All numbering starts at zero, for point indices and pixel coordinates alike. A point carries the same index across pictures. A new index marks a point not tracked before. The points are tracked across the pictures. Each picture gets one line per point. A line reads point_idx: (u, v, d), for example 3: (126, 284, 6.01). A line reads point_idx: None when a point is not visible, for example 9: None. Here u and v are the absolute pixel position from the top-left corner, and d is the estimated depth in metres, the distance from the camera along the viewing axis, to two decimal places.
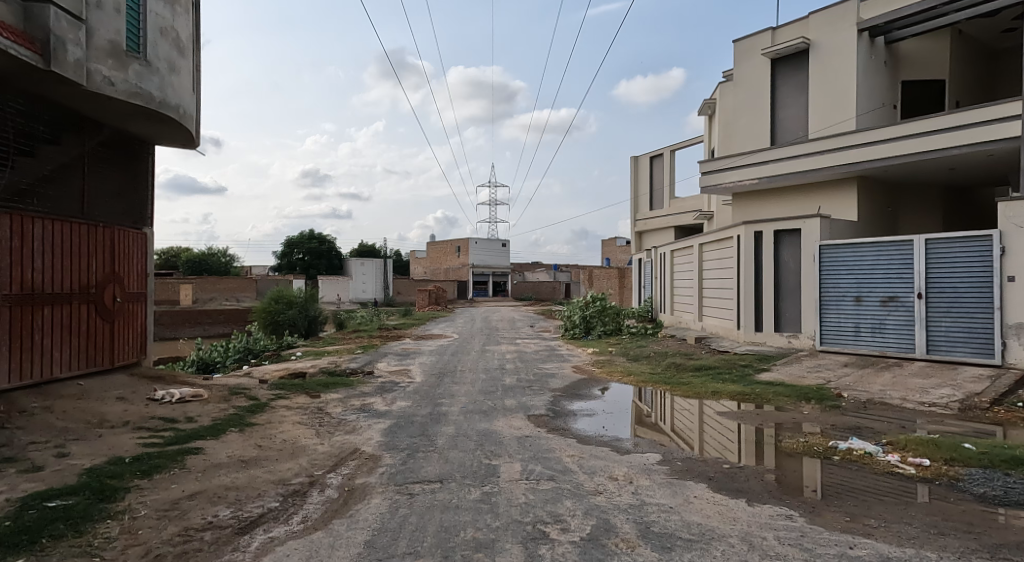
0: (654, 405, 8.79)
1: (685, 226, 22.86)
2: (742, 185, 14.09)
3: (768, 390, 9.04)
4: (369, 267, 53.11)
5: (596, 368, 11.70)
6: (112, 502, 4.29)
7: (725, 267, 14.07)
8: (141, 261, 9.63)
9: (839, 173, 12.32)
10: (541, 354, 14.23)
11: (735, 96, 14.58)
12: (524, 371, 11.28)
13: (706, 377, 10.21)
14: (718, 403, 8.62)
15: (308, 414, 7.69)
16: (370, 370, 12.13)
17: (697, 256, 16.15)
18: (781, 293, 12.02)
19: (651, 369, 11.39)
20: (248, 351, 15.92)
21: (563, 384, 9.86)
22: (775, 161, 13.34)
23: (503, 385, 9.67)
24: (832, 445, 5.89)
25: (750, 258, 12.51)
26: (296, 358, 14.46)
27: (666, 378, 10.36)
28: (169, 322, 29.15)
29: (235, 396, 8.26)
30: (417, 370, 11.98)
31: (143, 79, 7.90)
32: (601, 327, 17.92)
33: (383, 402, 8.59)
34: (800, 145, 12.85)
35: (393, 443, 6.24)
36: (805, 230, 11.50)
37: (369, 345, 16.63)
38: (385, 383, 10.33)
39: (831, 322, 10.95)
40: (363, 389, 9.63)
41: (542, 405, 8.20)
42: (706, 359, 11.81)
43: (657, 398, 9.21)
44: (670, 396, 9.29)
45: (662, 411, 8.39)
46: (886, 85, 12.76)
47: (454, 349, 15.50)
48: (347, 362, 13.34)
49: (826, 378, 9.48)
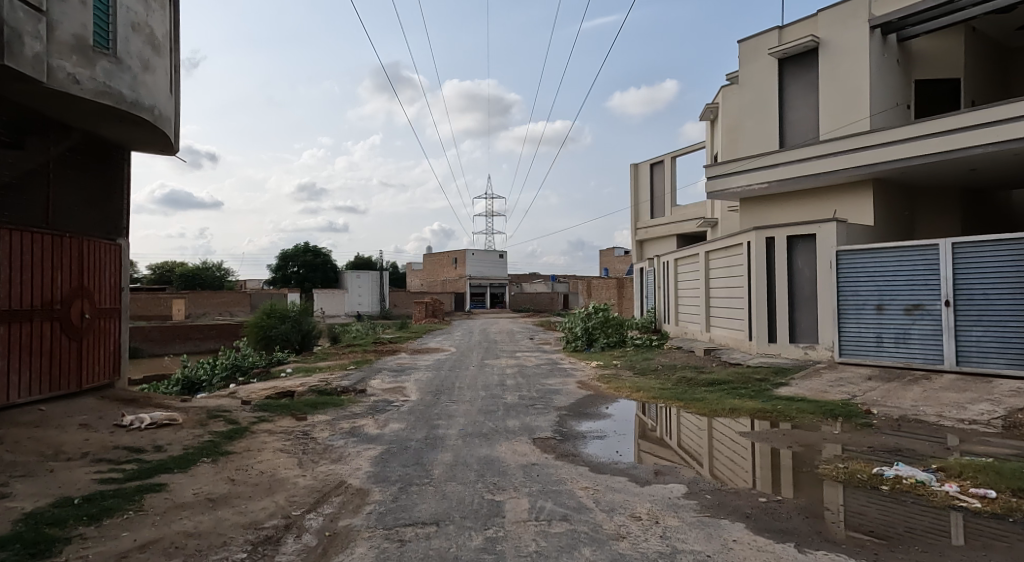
0: (668, 424, 8.12)
1: (688, 234, 22.33)
2: (750, 189, 13.58)
3: (790, 407, 8.39)
4: (365, 280, 52.44)
5: (602, 384, 11.03)
6: (45, 558, 3.60)
7: (734, 275, 13.48)
8: (114, 275, 8.98)
9: (854, 176, 11.80)
10: (543, 368, 13.55)
11: (741, 98, 14.11)
12: (526, 388, 10.59)
13: (721, 392, 9.55)
14: (738, 422, 7.95)
15: (291, 439, 6.99)
16: (363, 387, 11.42)
17: (703, 264, 15.58)
18: (796, 302, 11.41)
19: (661, 384, 10.74)
20: (236, 368, 15.20)
21: (569, 402, 9.20)
22: (784, 164, 12.84)
23: (505, 404, 8.98)
24: (877, 472, 5.23)
25: (762, 265, 11.93)
26: (285, 376, 13.75)
27: (678, 394, 9.70)
28: (159, 338, 28.40)
29: (213, 420, 7.56)
30: (412, 387, 11.28)
31: (113, 78, 7.33)
32: (604, 339, 17.27)
33: (375, 425, 7.89)
34: (811, 147, 12.35)
35: (384, 474, 5.55)
36: (820, 236, 10.93)
37: (362, 361, 15.92)
38: (378, 402, 9.63)
39: (851, 332, 10.35)
40: (354, 410, 8.95)
41: (548, 426, 7.53)
42: (719, 372, 11.15)
43: (669, 416, 8.54)
44: (684, 413, 8.62)
45: (676, 431, 7.72)
46: (899, 84, 12.29)
47: (451, 364, 14.82)
48: (339, 379, 12.63)
49: (851, 393, 8.82)
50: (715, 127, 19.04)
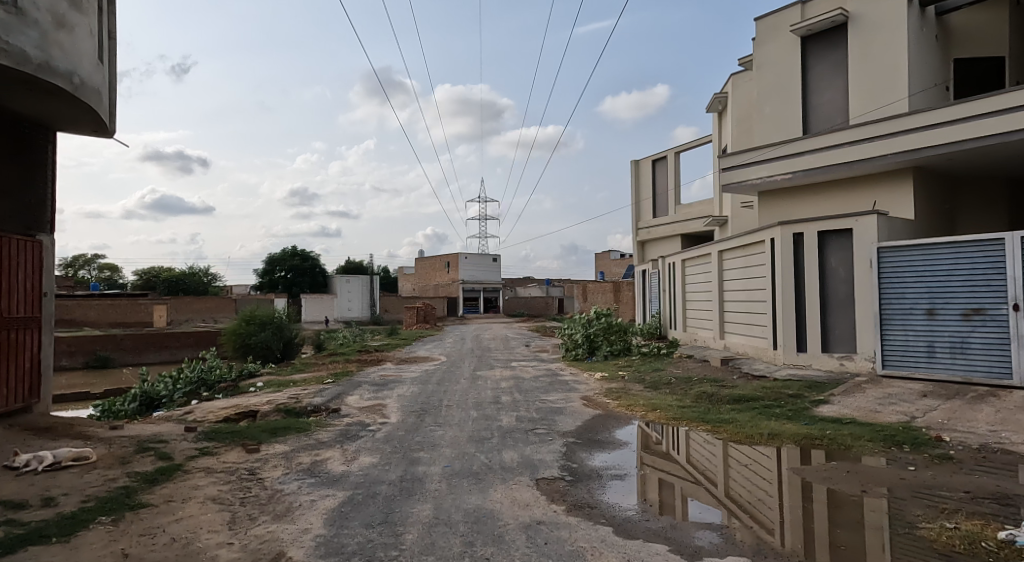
0: (695, 455, 6.64)
1: (693, 234, 21.06)
2: (771, 181, 12.29)
3: (840, 431, 7.02)
4: (355, 284, 50.95)
5: (612, 401, 9.63)
6: None
7: (753, 276, 12.17)
8: (30, 277, 7.50)
9: (891, 164, 10.52)
10: (542, 381, 12.13)
11: (758, 81, 12.86)
12: (524, 407, 9.18)
13: (752, 412, 8.17)
14: (784, 453, 6.44)
15: (231, 481, 5.54)
16: (336, 406, 9.95)
17: (716, 264, 14.26)
18: (828, 306, 10.11)
19: (678, 401, 9.37)
20: (201, 382, 13.68)
21: (575, 425, 7.79)
22: (812, 152, 11.58)
23: (500, 429, 7.58)
24: (1008, 537, 3.82)
25: (789, 265, 10.62)
26: (253, 391, 12.24)
27: (702, 415, 8.30)
28: (133, 346, 26.71)
29: (139, 456, 6.08)
30: (394, 406, 9.85)
31: (13, 33, 5.87)
32: (607, 347, 15.90)
33: (342, 458, 6.44)
34: (841, 132, 11.11)
35: (338, 543, 4.09)
36: (858, 231, 9.64)
37: (342, 373, 14.42)
38: (350, 427, 8.17)
39: (897, 341, 9.04)
40: (320, 437, 7.51)
41: (553, 460, 6.12)
42: (742, 387, 9.81)
43: (694, 446, 7.02)
44: (714, 442, 7.12)
45: (707, 466, 6.25)
46: (937, 61, 11.07)
47: (441, 376, 13.39)
48: (311, 395, 11.16)
49: (909, 414, 7.45)
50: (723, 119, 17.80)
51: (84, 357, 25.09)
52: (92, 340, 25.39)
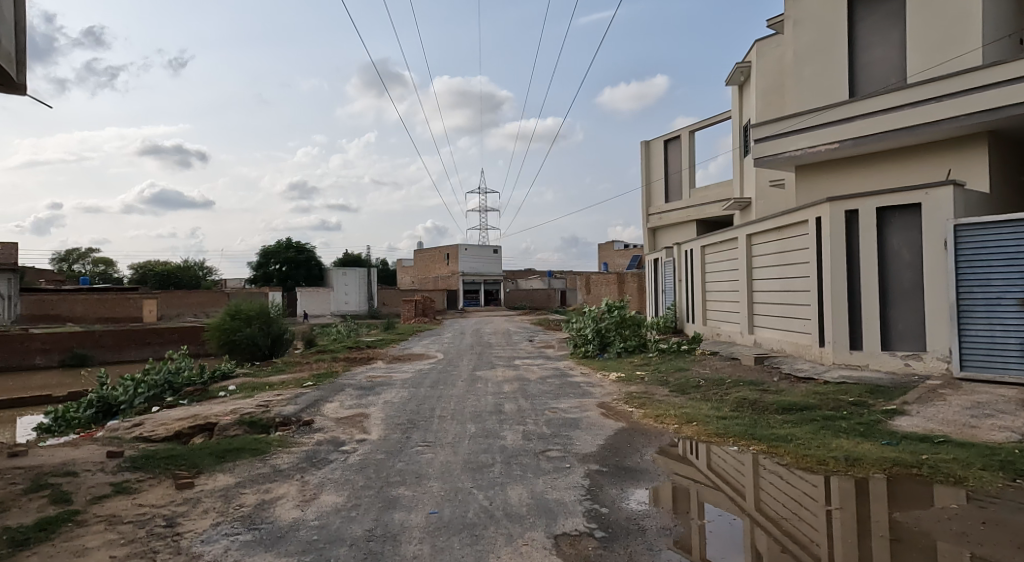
0: (762, 493, 5.02)
1: (710, 219, 19.47)
2: (814, 152, 10.71)
3: (938, 452, 5.49)
4: (352, 277, 49.55)
5: (635, 410, 8.11)
6: None
7: (791, 261, 10.64)
8: None
9: (960, 130, 8.94)
10: (550, 384, 10.59)
11: (797, 39, 11.26)
12: (531, 419, 7.65)
13: (811, 426, 6.67)
14: (883, 489, 4.81)
15: (132, 540, 4.00)
16: (310, 417, 8.44)
17: (744, 249, 12.71)
18: (888, 297, 8.59)
19: (715, 409, 7.87)
20: (167, 385, 12.17)
21: (597, 446, 6.25)
22: (863, 116, 10.00)
23: (504, 450, 6.09)
24: None
25: (840, 248, 9.07)
26: (221, 397, 10.73)
27: (750, 430, 6.77)
28: (113, 343, 25.25)
29: (23, 501, 4.54)
30: (377, 417, 8.32)
31: None
32: (620, 343, 14.40)
33: (297, 498, 4.91)
34: (900, 92, 9.53)
35: None
36: (928, 206, 8.08)
37: (325, 373, 12.93)
38: (319, 448, 6.66)
39: (980, 337, 7.53)
40: (279, 462, 6.01)
41: (575, 502, 4.58)
42: (790, 392, 8.31)
43: (753, 476, 5.43)
44: (782, 469, 5.52)
45: (782, 510, 4.60)
46: (1012, 8, 9.45)
47: (435, 378, 11.92)
48: (284, 402, 9.64)
49: (1018, 430, 5.89)
50: (747, 91, 16.22)
51: (60, 355, 23.81)
52: (69, 336, 24.04)
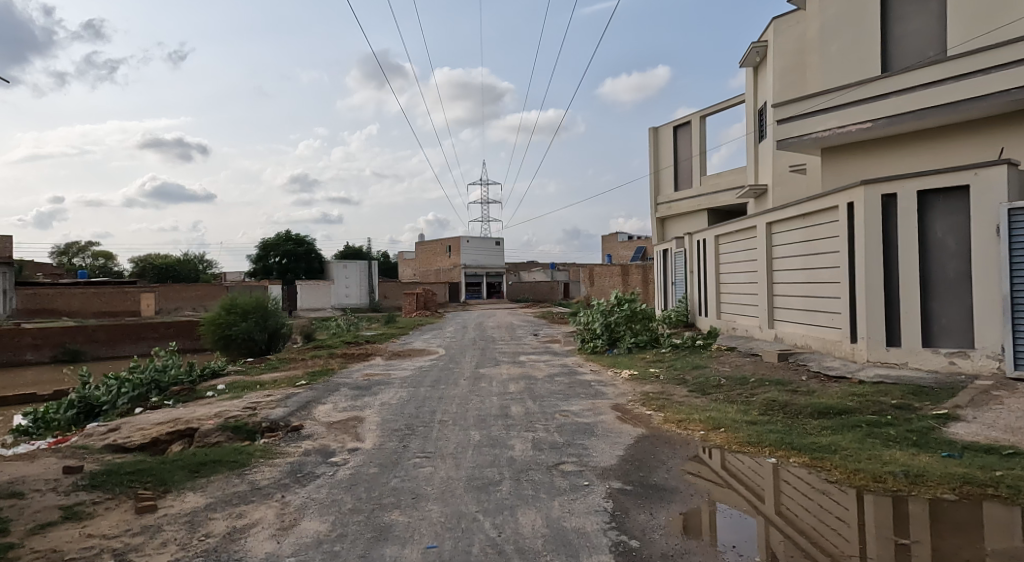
0: (821, 521, 4.14)
1: (722, 208, 18.72)
2: (843, 132, 9.92)
3: (1011, 466, 4.77)
4: (352, 270, 48.90)
5: (654, 413, 7.42)
6: None
7: (817, 250, 9.88)
8: None
9: (1009, 105, 8.20)
10: (559, 383, 9.91)
11: (824, 11, 10.47)
12: (541, 424, 6.97)
13: (855, 433, 5.98)
14: (964, 515, 4.04)
15: None
16: (299, 421, 7.75)
17: (764, 238, 11.95)
18: (931, 288, 7.86)
19: (742, 412, 7.19)
20: (153, 384, 11.50)
21: (616, 457, 5.56)
22: (898, 93, 9.22)
23: (512, 463, 5.41)
24: None
25: (876, 235, 8.31)
26: (208, 398, 10.07)
27: (785, 438, 6.05)
28: (106, 338, 24.60)
29: None
30: (372, 421, 7.63)
31: None
32: (631, 338, 13.73)
33: (274, 525, 4.22)
34: (941, 65, 8.78)
35: None
36: (978, 188, 7.34)
37: (320, 371, 12.24)
38: (307, 459, 5.98)
39: None
40: (259, 477, 5.32)
41: (599, 533, 3.88)
42: (823, 393, 7.60)
43: (806, 500, 4.55)
44: (842, 491, 4.64)
45: (850, 544, 3.75)
46: None
47: (437, 375, 11.26)
48: (273, 404, 8.96)
49: None
50: (762, 72, 15.46)
51: (51, 351, 23.22)
52: (61, 332, 23.39)
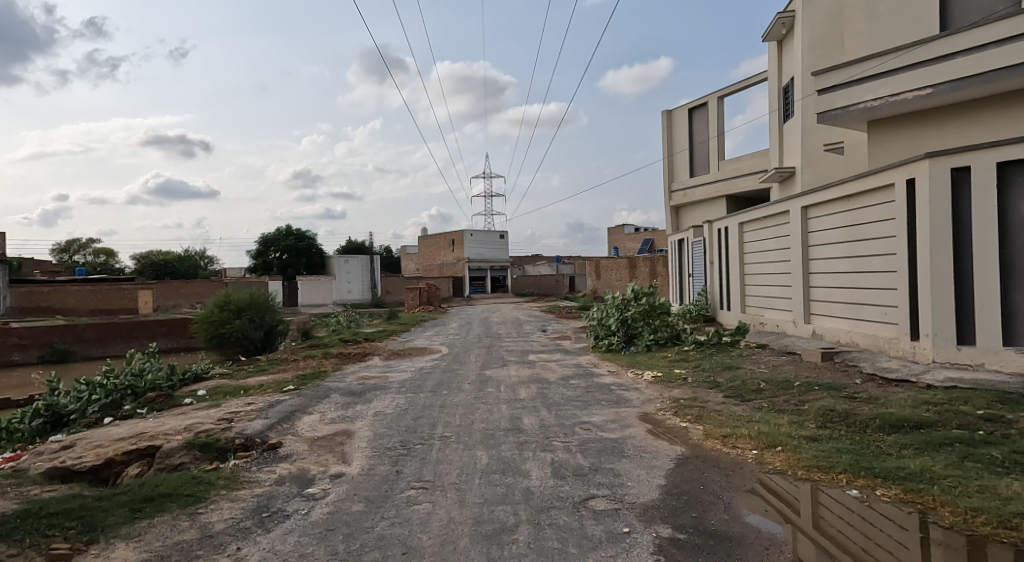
0: None
1: (741, 194, 17.57)
2: (898, 101, 8.92)
3: None
4: (353, 265, 47.88)
5: (691, 426, 6.32)
6: None
7: (867, 235, 8.73)
8: None
9: None
10: (575, 388, 8.83)
11: None
12: (560, 441, 5.89)
13: (948, 455, 4.86)
14: None
15: None
16: (279, 437, 6.71)
17: (798, 224, 10.80)
18: (1012, 276, 6.75)
19: (797, 424, 6.09)
20: (129, 390, 10.46)
21: (659, 490, 4.47)
22: (964, 53, 8.23)
23: (526, 500, 4.31)
24: None
25: (947, 214, 7.15)
26: (185, 406, 9.04)
27: (861, 460, 4.93)
28: (96, 338, 23.66)
29: None
30: (363, 437, 6.58)
31: None
32: (649, 335, 12.63)
33: None
34: (1014, 19, 7.82)
35: None
36: None
37: (311, 374, 11.20)
38: (279, 490, 4.93)
39: None
40: (213, 520, 4.25)
41: None
42: (889, 401, 6.49)
43: (927, 555, 3.38)
44: (973, 543, 3.45)
45: None
46: None
47: (439, 378, 10.20)
48: (253, 415, 7.90)
49: None
50: (786, 46, 14.45)
51: (39, 351, 22.29)
52: (48, 331, 22.44)
